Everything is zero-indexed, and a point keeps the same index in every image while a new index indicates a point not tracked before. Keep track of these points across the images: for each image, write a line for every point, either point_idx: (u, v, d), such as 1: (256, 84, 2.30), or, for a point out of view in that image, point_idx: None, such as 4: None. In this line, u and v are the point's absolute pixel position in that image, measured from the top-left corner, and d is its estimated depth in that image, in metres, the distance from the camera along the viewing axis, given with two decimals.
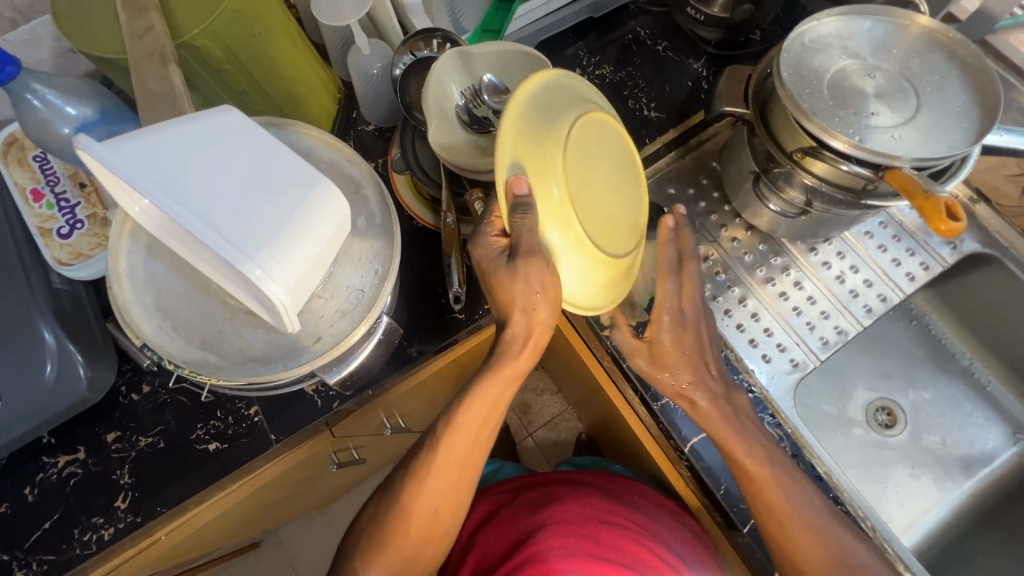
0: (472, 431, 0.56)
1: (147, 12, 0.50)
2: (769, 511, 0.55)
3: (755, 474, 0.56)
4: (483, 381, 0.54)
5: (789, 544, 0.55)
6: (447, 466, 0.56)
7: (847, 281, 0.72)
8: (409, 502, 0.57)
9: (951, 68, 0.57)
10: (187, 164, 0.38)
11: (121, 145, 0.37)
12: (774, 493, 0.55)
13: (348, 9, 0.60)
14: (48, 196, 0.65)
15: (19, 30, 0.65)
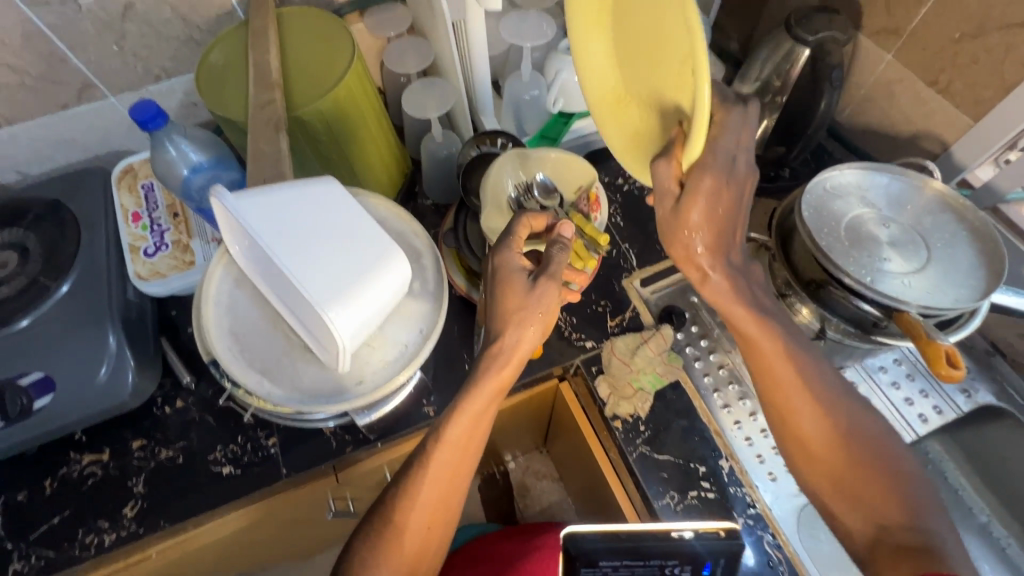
0: (474, 411, 0.54)
1: (272, 89, 0.61)
2: (792, 384, 0.54)
3: (781, 379, 0.55)
4: (482, 373, 0.54)
5: (822, 466, 0.53)
6: (442, 479, 0.54)
7: None
8: (405, 507, 0.53)
9: (960, 228, 0.62)
10: (295, 219, 0.49)
11: (248, 199, 0.48)
12: (804, 395, 0.54)
13: (432, 105, 0.71)
14: (146, 219, 0.74)
15: (160, 85, 0.78)
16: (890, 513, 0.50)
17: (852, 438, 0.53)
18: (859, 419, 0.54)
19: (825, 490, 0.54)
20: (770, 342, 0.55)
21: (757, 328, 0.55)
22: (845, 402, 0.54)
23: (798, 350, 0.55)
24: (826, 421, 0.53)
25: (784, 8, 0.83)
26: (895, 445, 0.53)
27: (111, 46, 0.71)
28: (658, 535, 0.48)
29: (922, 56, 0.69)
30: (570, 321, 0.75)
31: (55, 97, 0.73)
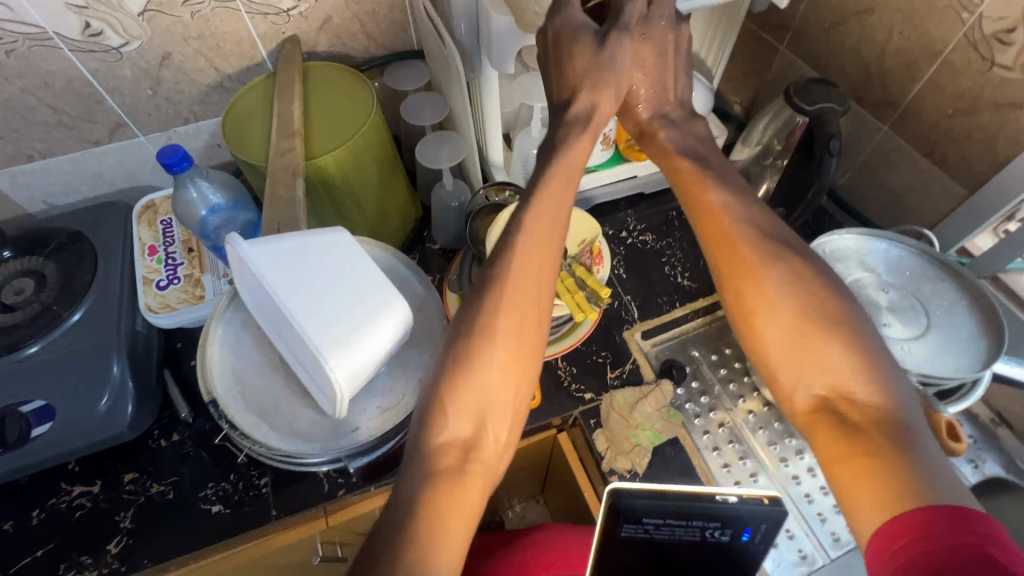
0: (535, 273, 0.51)
1: (293, 138, 0.64)
2: (750, 267, 0.53)
3: (721, 232, 0.56)
4: (522, 243, 0.51)
5: (781, 341, 0.51)
6: (520, 305, 0.49)
7: None
8: (466, 369, 0.47)
9: (961, 295, 0.62)
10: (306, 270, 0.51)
11: (262, 248, 0.51)
12: (750, 267, 0.53)
13: (445, 156, 0.74)
14: (161, 253, 0.77)
15: (188, 127, 0.82)
16: (846, 386, 0.47)
17: (811, 314, 0.50)
18: (810, 282, 0.51)
19: (778, 364, 0.51)
20: (718, 215, 0.57)
21: (709, 203, 0.57)
22: (803, 274, 0.52)
23: (750, 223, 0.55)
24: (786, 290, 0.51)
25: (785, 78, 0.87)
26: (853, 319, 0.49)
27: (146, 91, 0.76)
28: (701, 497, 0.49)
29: (917, 129, 0.71)
30: (570, 370, 0.74)
31: (89, 134, 0.78)
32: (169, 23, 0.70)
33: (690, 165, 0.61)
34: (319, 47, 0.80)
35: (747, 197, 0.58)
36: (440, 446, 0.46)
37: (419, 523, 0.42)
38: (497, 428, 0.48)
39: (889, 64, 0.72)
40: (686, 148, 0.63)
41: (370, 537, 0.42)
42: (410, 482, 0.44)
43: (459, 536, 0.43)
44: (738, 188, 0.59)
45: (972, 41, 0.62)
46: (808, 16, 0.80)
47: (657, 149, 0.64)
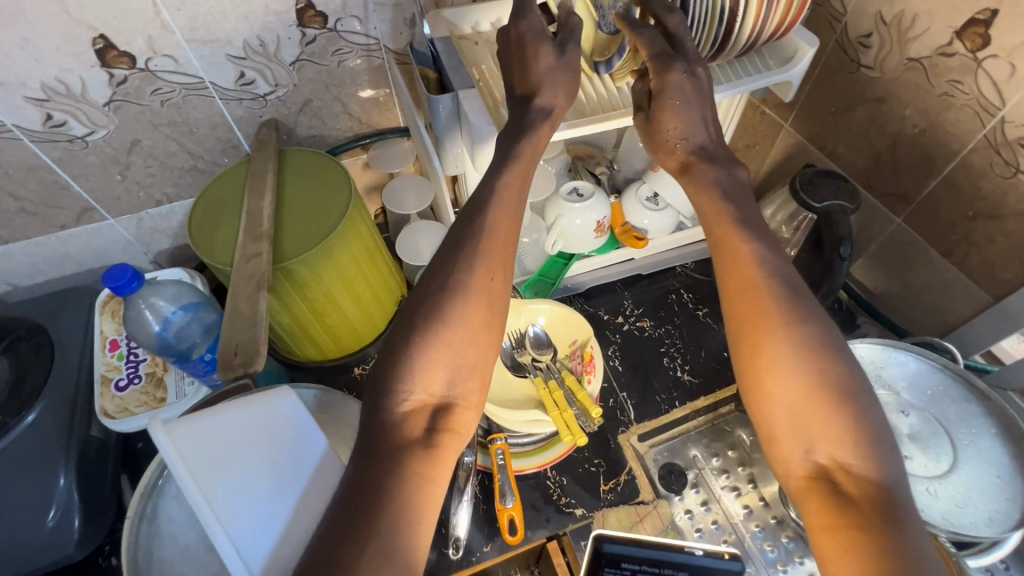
0: (489, 278, 0.46)
1: (261, 240, 0.60)
2: (769, 321, 0.45)
3: (748, 275, 0.47)
4: (473, 263, 0.46)
5: (788, 402, 0.43)
6: (484, 266, 0.47)
7: None
8: (429, 329, 0.44)
9: (989, 424, 0.56)
10: (235, 457, 0.46)
11: (183, 434, 0.44)
12: (770, 322, 0.45)
13: (425, 249, 0.73)
14: (123, 348, 0.72)
15: (161, 208, 0.78)
16: (845, 455, 0.41)
17: (824, 374, 0.42)
18: (829, 346, 0.43)
19: (778, 427, 0.43)
20: (747, 262, 0.48)
21: (739, 251, 0.48)
22: (820, 331, 0.44)
23: (774, 274, 0.47)
24: (804, 347, 0.43)
25: (790, 156, 0.83)
26: (862, 385, 0.42)
27: (115, 176, 0.72)
28: (671, 548, 0.57)
29: (933, 226, 0.66)
30: (559, 481, 0.68)
31: (53, 219, 0.73)
32: (137, 111, 0.66)
33: (733, 213, 0.50)
34: (299, 127, 0.76)
35: (778, 250, 0.49)
36: (407, 409, 0.42)
37: (384, 506, 0.38)
38: (464, 389, 0.44)
39: (901, 156, 0.67)
40: (730, 197, 0.52)
41: (330, 513, 0.38)
42: (366, 458, 0.40)
43: (427, 515, 0.40)
44: (773, 241, 0.49)
45: (993, 143, 0.58)
46: (813, 97, 0.75)
47: (703, 189, 0.53)
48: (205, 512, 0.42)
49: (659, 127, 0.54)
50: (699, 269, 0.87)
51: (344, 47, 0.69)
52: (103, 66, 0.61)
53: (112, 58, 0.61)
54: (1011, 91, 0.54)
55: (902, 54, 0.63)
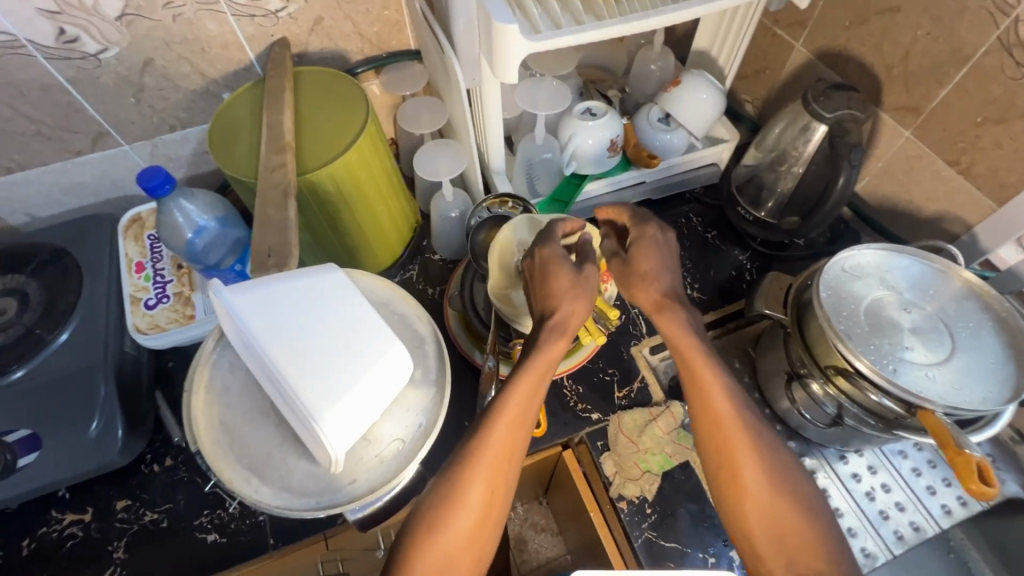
0: (513, 423, 0.49)
1: (284, 150, 0.61)
2: (739, 449, 0.51)
3: (719, 413, 0.52)
4: (499, 415, 0.49)
5: (764, 527, 0.50)
6: (513, 410, 0.49)
7: (922, 476, 0.71)
8: (463, 482, 0.47)
9: (985, 317, 0.60)
10: (294, 321, 0.41)
11: (248, 293, 0.41)
12: (745, 459, 0.51)
13: (444, 168, 0.71)
14: (149, 270, 0.74)
15: (175, 134, 0.78)
16: (817, 563, 0.48)
17: (791, 491, 0.50)
18: (790, 469, 0.51)
19: (759, 543, 0.50)
20: (720, 398, 0.52)
21: (711, 387, 0.53)
22: (778, 450, 0.52)
23: (740, 404, 0.53)
24: (773, 480, 0.50)
25: (800, 77, 0.83)
26: (813, 492, 0.51)
27: (128, 97, 0.72)
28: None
29: (942, 137, 0.68)
30: (576, 389, 0.72)
31: (69, 144, 0.74)
32: (149, 27, 0.66)
33: (702, 347, 0.54)
34: (310, 49, 0.76)
35: None
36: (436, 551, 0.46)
37: None
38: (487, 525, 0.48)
39: (914, 67, 0.68)
40: (700, 336, 0.55)
41: None
42: None
43: None
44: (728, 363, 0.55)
45: (1006, 45, 0.58)
46: (826, 14, 0.75)
47: (675, 330, 0.55)
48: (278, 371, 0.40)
49: (634, 267, 0.58)
50: (708, 194, 0.89)
51: None
52: None
53: None
54: None
55: None
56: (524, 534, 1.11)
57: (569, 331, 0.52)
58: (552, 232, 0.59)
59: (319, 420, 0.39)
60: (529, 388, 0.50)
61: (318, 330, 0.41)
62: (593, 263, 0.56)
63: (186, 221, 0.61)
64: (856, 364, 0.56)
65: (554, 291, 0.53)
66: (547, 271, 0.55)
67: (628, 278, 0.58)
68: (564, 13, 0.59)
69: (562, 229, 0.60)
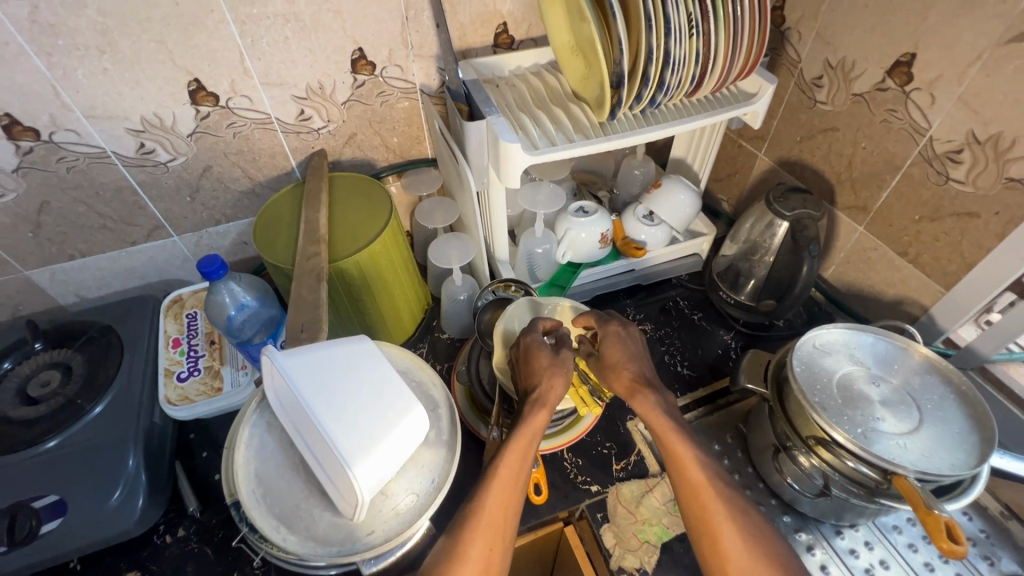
0: (506, 483, 0.54)
1: (318, 242, 0.71)
2: (716, 514, 0.54)
3: (695, 481, 0.57)
4: (495, 475, 0.53)
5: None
6: (510, 472, 0.54)
7: (919, 552, 0.72)
8: (461, 542, 0.49)
9: (948, 390, 0.66)
10: (333, 380, 0.48)
11: (296, 355, 0.48)
12: (722, 524, 0.54)
13: (455, 256, 0.81)
14: (184, 345, 0.82)
15: (220, 227, 0.89)
16: None
17: (771, 556, 0.52)
18: (767, 534, 0.53)
19: None
20: (694, 467, 0.57)
21: (682, 456, 0.58)
22: (751, 514, 0.55)
23: (712, 471, 0.57)
24: (747, 542, 0.52)
25: (765, 180, 0.95)
26: (794, 559, 0.52)
27: (185, 197, 0.83)
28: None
29: (890, 231, 0.78)
30: (575, 462, 0.75)
31: (127, 235, 0.84)
32: (212, 141, 0.79)
33: (671, 423, 0.60)
34: (343, 157, 0.89)
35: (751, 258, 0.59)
36: None
37: None
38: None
39: (858, 174, 0.79)
40: (671, 416, 0.62)
41: None
42: None
43: None
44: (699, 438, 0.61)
45: (927, 157, 0.70)
46: (780, 130, 0.89)
47: (647, 409, 0.62)
48: (317, 420, 0.45)
49: (608, 360, 0.67)
50: (692, 280, 0.98)
51: (387, 90, 0.83)
52: (193, 104, 0.74)
53: (201, 98, 0.74)
54: (933, 115, 0.67)
55: (849, 90, 0.76)
56: None
57: (548, 406, 0.59)
58: (534, 323, 0.68)
59: (352, 469, 0.44)
60: (523, 453, 0.56)
61: (353, 388, 0.48)
62: (568, 348, 0.66)
63: (231, 300, 0.70)
64: (834, 433, 0.60)
65: (535, 371, 0.62)
66: (530, 354, 0.64)
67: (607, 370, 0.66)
68: (558, 133, 0.71)
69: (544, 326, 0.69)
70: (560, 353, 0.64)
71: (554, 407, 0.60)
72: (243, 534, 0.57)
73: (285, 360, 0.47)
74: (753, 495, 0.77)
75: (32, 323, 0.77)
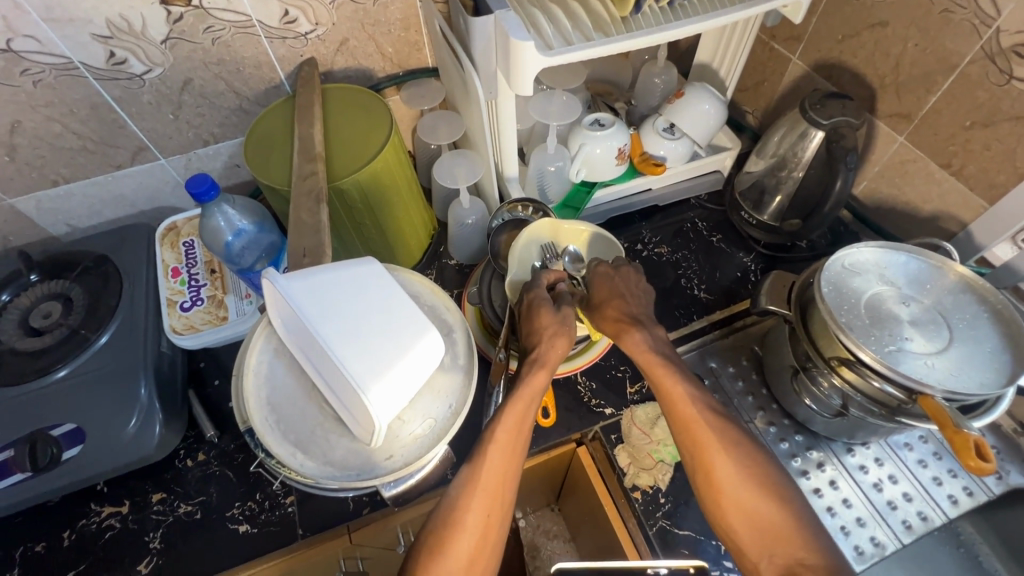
0: (505, 448, 0.52)
1: (315, 161, 0.65)
2: (709, 447, 0.54)
3: (686, 415, 0.56)
4: (494, 439, 0.52)
5: (742, 524, 0.52)
6: (509, 432, 0.52)
7: (928, 467, 0.74)
8: (460, 507, 0.49)
9: (981, 309, 0.63)
10: (341, 303, 0.45)
11: (299, 278, 0.45)
12: (716, 456, 0.54)
13: (462, 175, 0.75)
14: (184, 274, 0.80)
15: (208, 148, 0.83)
16: (798, 552, 0.49)
17: (764, 482, 0.52)
18: (762, 461, 0.54)
19: (746, 542, 0.52)
20: (683, 400, 0.56)
21: (673, 390, 0.57)
22: (746, 443, 0.54)
23: (703, 403, 0.56)
24: (744, 470, 0.53)
25: (797, 88, 0.87)
26: (788, 484, 0.53)
27: (167, 114, 0.77)
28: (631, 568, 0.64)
29: (934, 141, 0.72)
30: (589, 386, 0.75)
31: (111, 158, 0.79)
32: (190, 49, 0.71)
33: (658, 356, 0.59)
34: (335, 67, 0.81)
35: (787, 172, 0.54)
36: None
37: None
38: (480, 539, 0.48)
39: (905, 76, 0.72)
40: (660, 350, 0.60)
41: None
42: None
43: None
44: (690, 370, 0.59)
45: (989, 54, 0.62)
46: (820, 28, 0.79)
47: (633, 347, 0.60)
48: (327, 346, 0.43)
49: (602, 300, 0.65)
50: (711, 199, 0.93)
51: None
52: (162, 4, 0.65)
53: None
54: (1005, 1, 0.59)
55: None
56: (535, 539, 1.11)
57: (547, 366, 0.57)
58: (536, 279, 0.65)
59: (365, 393, 0.42)
60: (524, 411, 0.54)
61: (362, 313, 0.45)
62: (569, 305, 0.63)
63: (227, 225, 0.67)
64: (863, 355, 0.58)
65: (536, 331, 0.60)
66: (533, 311, 0.61)
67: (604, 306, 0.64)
68: (574, 31, 0.63)
69: (547, 281, 0.65)
70: (560, 306, 0.62)
71: (554, 369, 0.59)
72: (260, 456, 0.57)
73: (288, 284, 0.45)
74: (767, 416, 0.77)
75: (24, 254, 0.74)
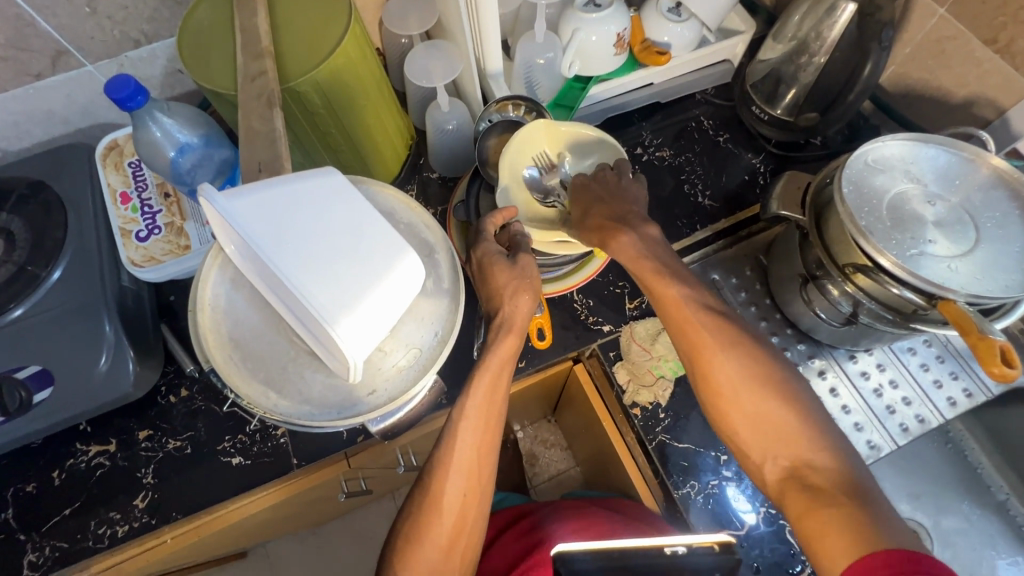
0: (478, 421, 0.54)
1: (262, 57, 0.55)
2: (707, 347, 0.55)
3: (679, 316, 0.57)
4: (465, 415, 0.54)
5: (746, 424, 0.53)
6: (479, 408, 0.54)
7: (930, 371, 0.72)
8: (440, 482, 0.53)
9: (1013, 206, 0.58)
10: (300, 226, 0.39)
11: (242, 197, 0.38)
12: (712, 354, 0.55)
13: (438, 72, 0.66)
14: (135, 200, 0.71)
15: (141, 50, 0.71)
16: (804, 452, 0.50)
17: (765, 379, 0.53)
18: (763, 357, 0.54)
19: (749, 442, 0.53)
20: (677, 302, 0.57)
21: (667, 292, 0.57)
22: (747, 342, 0.55)
23: (698, 304, 0.57)
24: (742, 366, 0.54)
25: None
26: (796, 389, 0.53)
27: (82, 7, 0.64)
28: (651, 554, 0.47)
29: (981, 12, 0.62)
30: (586, 303, 0.71)
31: (27, 66, 0.67)
32: None
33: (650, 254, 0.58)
34: None
35: None
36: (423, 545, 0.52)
37: None
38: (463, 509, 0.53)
39: None
40: (647, 246, 0.59)
41: None
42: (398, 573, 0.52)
43: None
44: (682, 271, 0.59)
45: None
46: None
47: (622, 244, 0.58)
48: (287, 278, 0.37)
49: (591, 208, 0.61)
50: (719, 94, 0.84)
51: None
52: None
53: None
54: None
55: None
56: (532, 448, 1.13)
57: (514, 330, 0.56)
58: (483, 229, 0.59)
59: (334, 328, 0.37)
60: (497, 381, 0.55)
61: (325, 237, 0.39)
62: (526, 251, 0.58)
63: (166, 137, 0.58)
64: (882, 263, 0.53)
65: (495, 293, 0.57)
66: (485, 271, 0.57)
67: (604, 233, 0.59)
68: None
69: (492, 225, 0.59)
70: (518, 254, 0.57)
71: (524, 329, 0.57)
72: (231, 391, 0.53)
73: (232, 205, 0.38)
74: (770, 327, 0.74)
75: None
